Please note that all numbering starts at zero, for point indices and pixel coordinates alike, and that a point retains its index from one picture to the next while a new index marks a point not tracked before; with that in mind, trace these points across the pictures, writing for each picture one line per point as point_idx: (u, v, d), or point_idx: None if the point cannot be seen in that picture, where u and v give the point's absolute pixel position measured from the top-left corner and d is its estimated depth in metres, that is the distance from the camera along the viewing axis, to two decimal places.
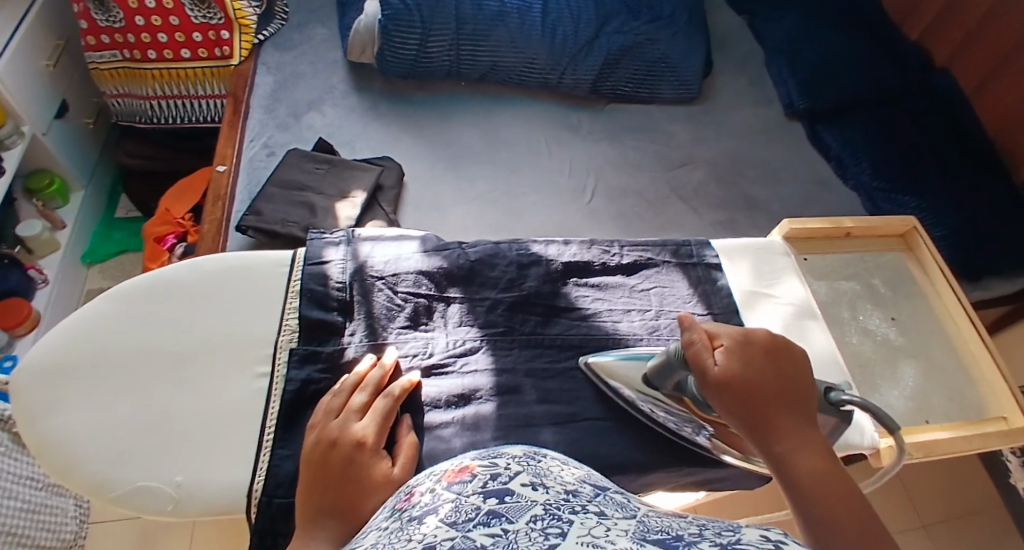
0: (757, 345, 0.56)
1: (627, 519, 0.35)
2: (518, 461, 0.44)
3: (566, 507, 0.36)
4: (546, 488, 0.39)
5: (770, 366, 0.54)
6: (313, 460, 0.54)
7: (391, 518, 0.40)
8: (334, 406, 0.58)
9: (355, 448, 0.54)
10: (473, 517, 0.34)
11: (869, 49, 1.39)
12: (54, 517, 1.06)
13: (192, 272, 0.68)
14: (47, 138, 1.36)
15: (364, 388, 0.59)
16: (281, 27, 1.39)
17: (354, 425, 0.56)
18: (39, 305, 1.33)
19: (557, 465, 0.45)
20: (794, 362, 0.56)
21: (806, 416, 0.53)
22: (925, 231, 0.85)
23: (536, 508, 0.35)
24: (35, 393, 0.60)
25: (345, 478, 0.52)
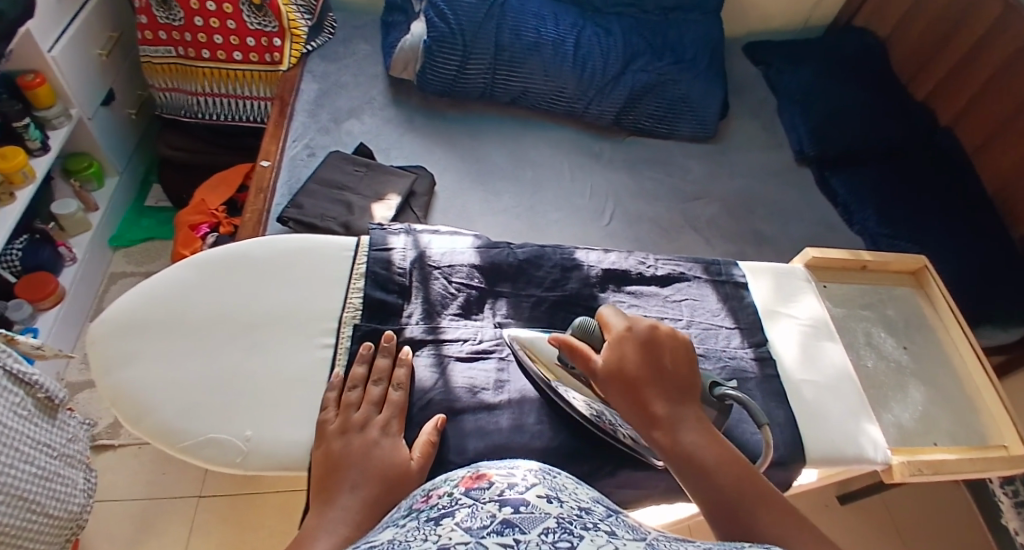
0: (636, 337, 0.61)
1: (635, 541, 0.39)
2: (533, 473, 0.47)
3: (578, 523, 0.40)
4: (560, 502, 0.42)
5: (649, 357, 0.60)
6: (336, 446, 0.62)
7: (409, 516, 0.44)
8: (352, 398, 0.66)
9: (379, 437, 0.63)
10: (487, 524, 0.38)
11: (877, 105, 1.49)
12: (64, 487, 0.97)
13: (265, 250, 0.78)
14: (93, 123, 1.41)
15: (379, 381, 0.68)
16: (327, 40, 1.47)
17: (376, 418, 0.64)
18: (65, 282, 1.36)
19: (571, 483, 0.47)
20: (673, 351, 0.61)
21: (687, 398, 0.59)
22: (935, 270, 0.92)
23: (549, 520, 0.39)
24: (122, 346, 0.70)
25: (371, 459, 0.60)
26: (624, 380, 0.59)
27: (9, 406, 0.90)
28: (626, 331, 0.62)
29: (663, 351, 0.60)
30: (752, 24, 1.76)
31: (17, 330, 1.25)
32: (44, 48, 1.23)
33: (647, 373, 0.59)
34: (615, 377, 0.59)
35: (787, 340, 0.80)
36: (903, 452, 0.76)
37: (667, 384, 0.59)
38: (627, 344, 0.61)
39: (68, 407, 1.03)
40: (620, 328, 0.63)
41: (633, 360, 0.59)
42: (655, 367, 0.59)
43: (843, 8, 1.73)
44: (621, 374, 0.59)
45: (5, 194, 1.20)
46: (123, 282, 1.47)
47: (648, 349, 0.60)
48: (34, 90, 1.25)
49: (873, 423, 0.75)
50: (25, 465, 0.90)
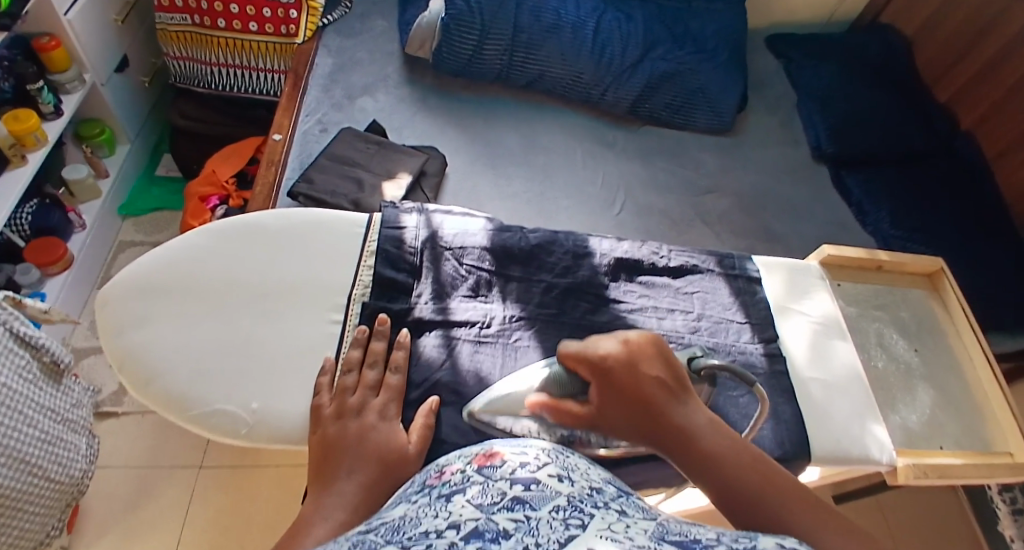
0: (614, 360, 0.59)
1: (645, 519, 0.39)
2: (545, 453, 0.48)
3: (589, 502, 0.40)
4: (571, 481, 0.43)
5: (634, 378, 0.58)
6: (332, 431, 0.60)
7: (422, 492, 0.44)
8: (348, 382, 0.65)
9: (376, 421, 0.62)
10: (499, 500, 0.38)
11: (897, 105, 1.47)
12: (67, 452, 0.97)
13: (279, 223, 0.77)
14: (106, 89, 1.40)
15: (375, 364, 0.67)
16: (344, 15, 1.45)
17: (372, 401, 0.64)
18: (74, 248, 1.35)
19: (582, 464, 0.48)
20: (658, 361, 0.59)
21: (689, 406, 0.57)
22: (951, 274, 0.91)
23: (560, 498, 0.39)
24: (131, 311, 0.70)
25: (367, 443, 0.59)
26: (617, 410, 0.57)
27: (15, 368, 0.90)
28: (604, 356, 0.60)
29: (646, 365, 0.58)
30: (775, 15, 1.74)
31: (24, 294, 1.25)
32: (60, 11, 1.22)
33: (638, 395, 0.57)
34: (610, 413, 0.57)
35: (799, 338, 0.79)
36: (908, 455, 0.76)
37: (662, 399, 0.57)
38: (608, 373, 0.58)
39: (73, 373, 1.03)
40: (595, 355, 0.60)
41: (621, 385, 0.57)
42: (644, 385, 0.57)
43: (869, 3, 1.70)
44: (614, 407, 0.57)
45: (18, 157, 1.20)
46: (131, 251, 1.47)
47: (630, 369, 0.58)
48: (49, 53, 1.24)
49: (880, 424, 0.75)
50: (27, 428, 0.90)
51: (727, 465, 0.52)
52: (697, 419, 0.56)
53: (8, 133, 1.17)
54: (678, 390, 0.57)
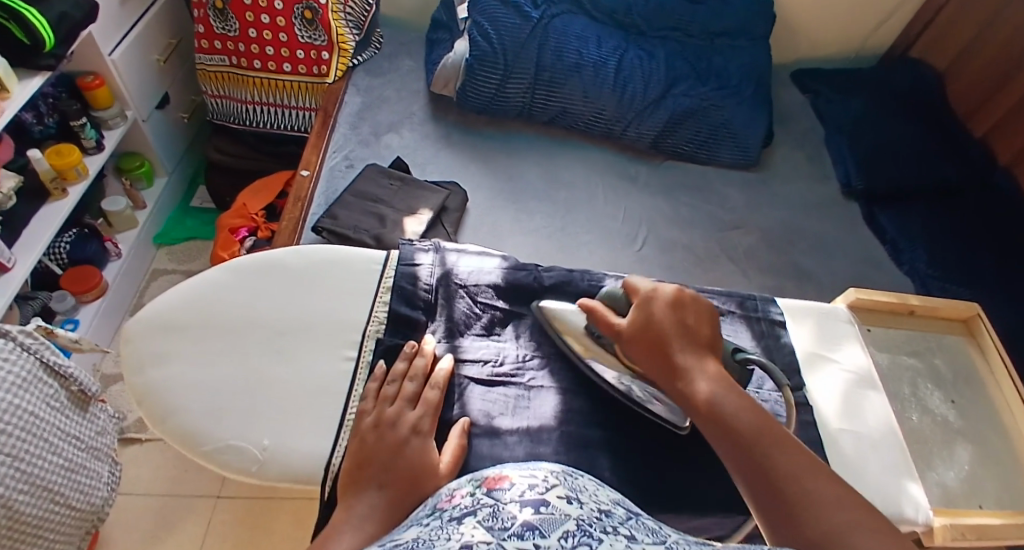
0: (659, 301, 0.65)
1: (655, 545, 0.39)
2: (555, 475, 0.50)
3: (599, 526, 0.40)
4: (579, 503, 0.44)
5: (671, 321, 0.63)
6: (369, 438, 0.62)
7: (433, 514, 0.47)
8: (388, 393, 0.67)
9: (409, 435, 0.63)
10: (507, 525, 0.39)
11: (928, 142, 1.44)
12: (89, 479, 1.00)
13: (300, 259, 0.80)
14: (146, 125, 1.46)
15: (415, 377, 0.69)
16: (373, 55, 1.51)
17: (408, 414, 0.65)
18: (108, 276, 1.40)
19: (592, 484, 0.50)
20: (696, 316, 0.64)
21: (714, 362, 0.61)
22: (988, 320, 0.91)
23: (568, 522, 0.40)
24: (153, 345, 0.72)
25: (401, 456, 0.60)
26: (643, 337, 0.63)
27: (43, 397, 0.93)
28: (650, 296, 0.66)
29: (684, 314, 0.64)
30: (802, 50, 1.74)
31: (58, 321, 1.30)
32: (104, 50, 1.28)
33: (667, 330, 0.63)
34: (638, 339, 0.64)
35: (826, 388, 0.78)
36: (945, 514, 0.73)
37: (687, 346, 0.62)
38: (651, 304, 0.65)
39: (99, 400, 1.06)
40: (647, 289, 0.67)
41: (655, 318, 0.64)
42: (674, 328, 0.63)
43: (899, 37, 1.69)
44: (643, 336, 0.63)
45: (59, 190, 1.25)
46: (162, 279, 1.51)
47: (669, 309, 0.64)
48: (93, 91, 1.30)
49: (916, 482, 0.72)
50: (50, 456, 0.92)
51: (734, 421, 0.54)
52: (721, 376, 0.59)
53: (50, 167, 1.22)
54: (704, 337, 0.63)
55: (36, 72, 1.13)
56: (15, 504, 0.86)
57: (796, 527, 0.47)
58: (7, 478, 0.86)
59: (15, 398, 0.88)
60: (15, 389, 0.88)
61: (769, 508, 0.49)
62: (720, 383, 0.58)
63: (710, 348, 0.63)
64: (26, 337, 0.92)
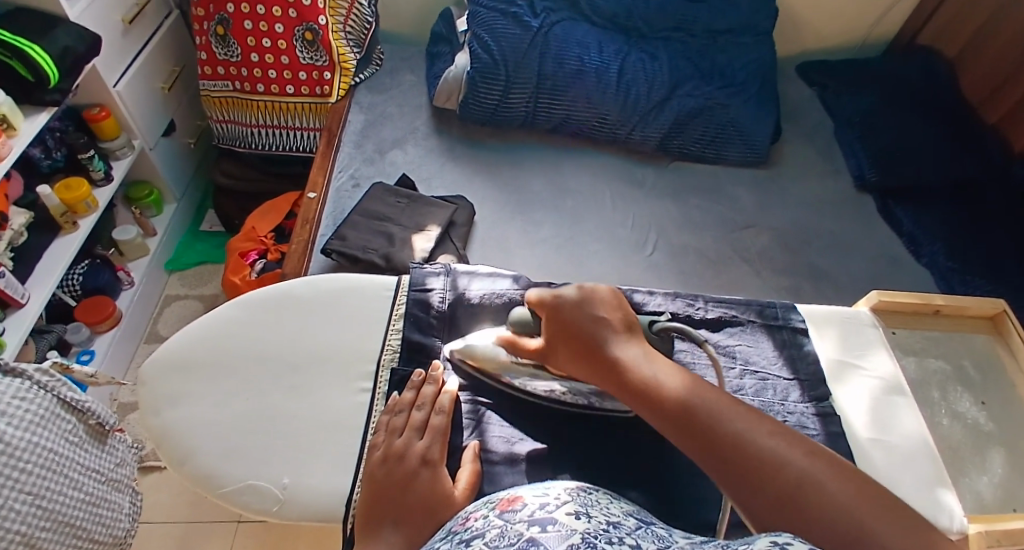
0: (568, 302, 0.65)
1: None
2: (568, 492, 0.50)
3: (603, 538, 0.41)
4: (588, 518, 0.45)
5: (586, 322, 0.63)
6: (380, 473, 0.61)
7: (447, 537, 0.48)
8: (397, 423, 0.66)
9: (419, 466, 0.62)
10: (514, 542, 0.41)
11: (941, 132, 1.41)
12: (110, 512, 1.00)
13: (312, 289, 0.79)
14: (153, 153, 1.47)
15: (423, 406, 0.68)
16: (375, 71, 1.51)
17: (417, 443, 0.64)
18: (122, 305, 1.41)
19: (606, 499, 0.51)
20: (610, 305, 0.65)
21: (637, 347, 0.61)
22: (1015, 316, 0.90)
23: (574, 537, 0.41)
24: (168, 384, 0.72)
25: (411, 490, 0.60)
26: (568, 345, 0.64)
27: (61, 433, 0.93)
28: (560, 300, 0.66)
29: (597, 307, 0.64)
30: (806, 43, 1.71)
31: (75, 351, 1.31)
32: (109, 83, 1.28)
33: (585, 332, 0.63)
34: (562, 347, 0.64)
35: (854, 401, 0.77)
36: (980, 521, 0.72)
37: (610, 339, 0.62)
38: (561, 312, 0.65)
39: (118, 431, 1.07)
40: (550, 301, 0.67)
41: (570, 323, 0.64)
42: (592, 325, 0.63)
43: (905, 26, 1.66)
44: (566, 343, 0.64)
45: (69, 223, 1.26)
46: (177, 305, 1.52)
47: (579, 312, 0.64)
48: (99, 123, 1.30)
49: (949, 491, 0.71)
50: (71, 491, 0.92)
51: (674, 407, 0.56)
52: (650, 359, 0.60)
53: (59, 201, 1.23)
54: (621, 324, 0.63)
55: (41, 108, 1.14)
56: (37, 542, 0.87)
57: (766, 495, 0.49)
58: (29, 516, 0.86)
59: (31, 436, 0.89)
60: (32, 428, 0.89)
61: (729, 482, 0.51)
62: (650, 369, 0.59)
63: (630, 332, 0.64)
64: (43, 375, 0.93)
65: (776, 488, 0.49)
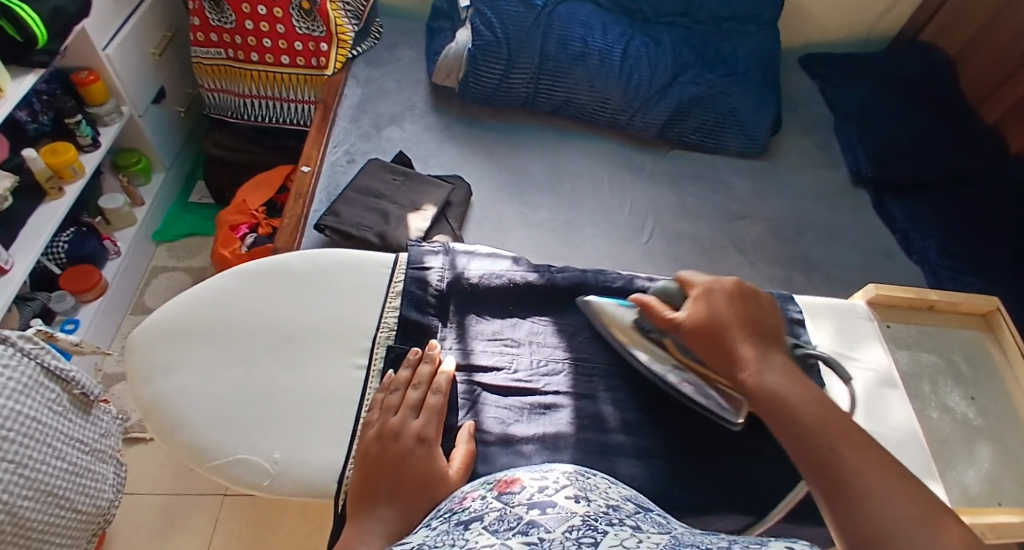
0: (715, 291, 0.66)
1: (659, 534, 0.40)
2: (566, 476, 0.49)
3: (604, 520, 0.41)
4: (588, 501, 0.44)
5: (726, 312, 0.64)
6: (373, 451, 0.60)
7: (444, 518, 0.47)
8: (392, 401, 0.65)
9: (413, 445, 0.61)
10: (514, 525, 0.40)
11: (940, 129, 1.41)
12: (94, 482, 0.98)
13: (307, 262, 0.78)
14: (143, 120, 1.43)
15: (419, 384, 0.67)
16: (373, 45, 1.48)
17: (412, 422, 0.63)
18: (108, 275, 1.38)
19: (604, 483, 0.50)
20: (755, 307, 0.65)
21: (769, 350, 0.62)
22: (1007, 314, 0.90)
23: (574, 519, 0.41)
24: (157, 354, 0.70)
25: (405, 469, 0.59)
26: (699, 327, 0.64)
27: (44, 402, 0.91)
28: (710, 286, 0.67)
29: (741, 303, 0.65)
30: (809, 35, 1.70)
31: (59, 321, 1.28)
32: (99, 46, 1.25)
33: (722, 321, 0.64)
34: (695, 328, 0.65)
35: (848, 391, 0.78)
36: (967, 513, 0.73)
37: (743, 334, 0.63)
38: (707, 297, 0.66)
39: (102, 402, 1.05)
40: (705, 283, 0.67)
41: (712, 309, 0.65)
42: (728, 316, 0.64)
43: (909, 21, 1.65)
44: (698, 325, 0.64)
45: (55, 189, 1.23)
46: (164, 277, 1.49)
47: (724, 301, 0.65)
48: (88, 87, 1.27)
49: (936, 482, 0.73)
50: (54, 460, 0.91)
51: (789, 404, 0.57)
52: (770, 361, 0.61)
53: (45, 165, 1.20)
54: (764, 327, 0.64)
55: (28, 69, 1.10)
56: (20, 511, 0.85)
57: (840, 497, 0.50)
58: (11, 485, 0.84)
59: (14, 404, 0.87)
60: (16, 395, 0.87)
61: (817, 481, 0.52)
62: (778, 369, 0.60)
63: (772, 337, 0.64)
64: (26, 342, 0.91)
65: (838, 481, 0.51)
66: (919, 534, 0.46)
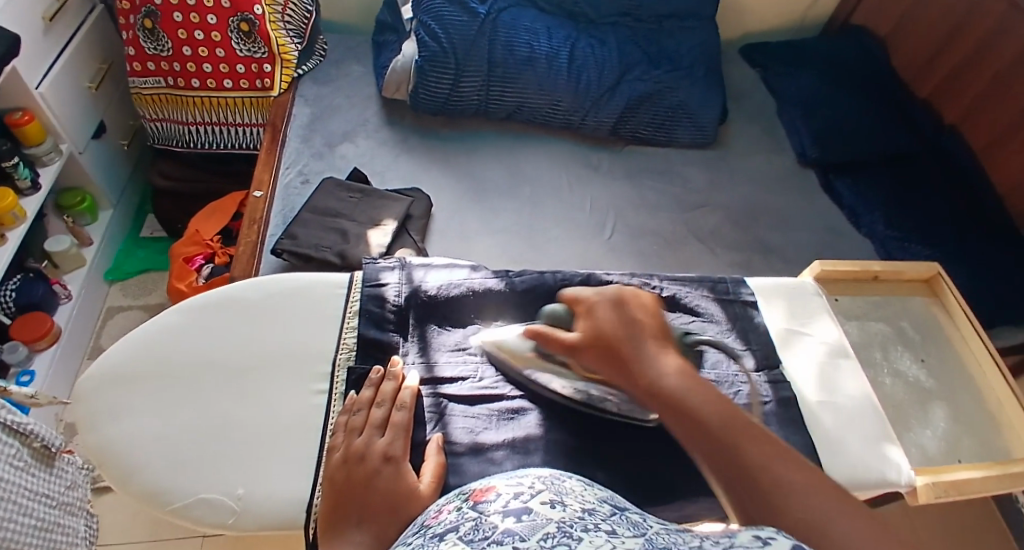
0: (602, 301, 0.66)
1: (633, 538, 0.39)
2: (541, 481, 0.49)
3: (579, 526, 0.40)
4: (563, 506, 0.44)
5: (615, 319, 0.64)
6: (340, 474, 0.59)
7: (418, 532, 0.46)
8: (355, 423, 0.64)
9: (380, 464, 0.60)
10: (488, 535, 0.40)
11: (879, 107, 1.45)
12: (64, 537, 0.94)
13: (258, 291, 0.76)
14: (84, 157, 1.39)
15: (382, 402, 0.66)
16: (319, 62, 1.46)
17: (377, 441, 0.62)
18: (60, 320, 1.33)
19: (579, 486, 0.50)
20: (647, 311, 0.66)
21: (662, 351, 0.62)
22: (948, 278, 0.93)
23: (549, 525, 0.40)
24: (109, 400, 0.68)
25: (372, 489, 0.58)
26: (594, 343, 0.64)
27: (5, 459, 0.87)
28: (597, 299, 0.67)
29: (633, 310, 0.65)
30: (747, 26, 1.74)
31: (13, 373, 1.23)
32: (31, 84, 1.21)
33: (615, 332, 0.63)
34: (589, 343, 0.64)
35: (803, 366, 0.79)
36: (927, 473, 0.75)
37: (637, 339, 0.62)
38: (594, 308, 0.66)
39: (66, 453, 1.00)
40: (589, 296, 0.68)
41: (602, 319, 0.65)
42: (621, 323, 0.64)
43: (841, 5, 1.70)
44: (592, 342, 0.64)
45: None
46: (120, 317, 1.45)
47: (615, 309, 0.65)
48: (23, 128, 1.22)
49: (894, 444, 0.73)
50: (22, 518, 0.87)
51: (692, 405, 0.56)
52: (665, 361, 0.60)
53: None
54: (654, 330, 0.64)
55: None
56: None
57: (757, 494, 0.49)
58: None
59: None
60: None
61: (733, 481, 0.51)
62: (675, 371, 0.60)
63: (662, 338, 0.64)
64: None
65: (753, 479, 0.50)
66: (839, 524, 0.46)
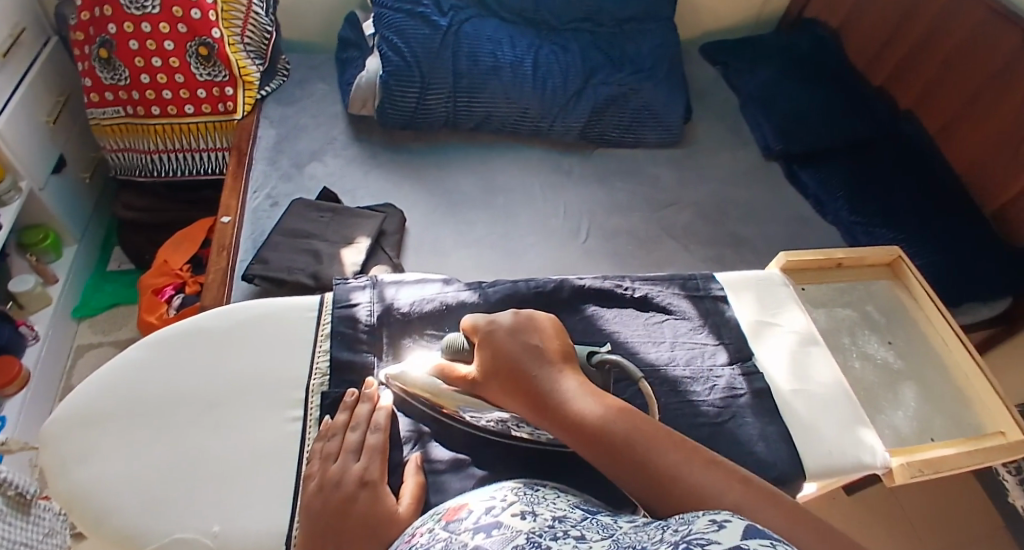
0: (499, 328, 0.64)
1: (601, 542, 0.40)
2: (513, 492, 0.50)
3: (548, 535, 0.41)
4: (534, 516, 0.44)
5: (513, 349, 0.62)
6: (315, 503, 0.58)
7: None
8: (330, 449, 0.63)
9: (357, 489, 0.59)
10: None
11: (837, 97, 1.48)
12: None
13: (226, 320, 0.75)
14: (46, 193, 1.36)
15: (357, 426, 0.65)
16: (282, 82, 1.45)
17: (353, 466, 0.61)
18: (28, 362, 1.30)
19: (551, 495, 0.50)
20: (547, 334, 0.64)
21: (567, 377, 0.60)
22: (908, 260, 0.95)
23: (518, 539, 0.41)
24: (76, 442, 0.66)
25: (350, 517, 0.57)
26: (497, 377, 0.62)
27: None
28: (494, 326, 0.65)
29: (528, 336, 0.63)
30: (705, 25, 1.77)
31: None
32: None
33: (517, 363, 0.61)
34: (493, 378, 0.62)
35: (776, 357, 0.79)
36: (901, 453, 0.76)
37: (539, 368, 0.60)
38: (492, 338, 0.63)
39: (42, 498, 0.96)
40: (484, 325, 0.65)
41: (501, 349, 0.62)
42: (521, 353, 0.62)
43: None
44: (497, 376, 0.62)
45: None
46: (91, 354, 1.42)
47: (511, 338, 0.63)
48: None
49: (868, 428, 0.74)
50: None
51: (606, 434, 0.55)
52: (573, 388, 0.59)
53: None
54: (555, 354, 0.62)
55: None
56: None
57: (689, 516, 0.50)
58: None
59: None
60: None
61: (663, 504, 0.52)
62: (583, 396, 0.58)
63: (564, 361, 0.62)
64: None
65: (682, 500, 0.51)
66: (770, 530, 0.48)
